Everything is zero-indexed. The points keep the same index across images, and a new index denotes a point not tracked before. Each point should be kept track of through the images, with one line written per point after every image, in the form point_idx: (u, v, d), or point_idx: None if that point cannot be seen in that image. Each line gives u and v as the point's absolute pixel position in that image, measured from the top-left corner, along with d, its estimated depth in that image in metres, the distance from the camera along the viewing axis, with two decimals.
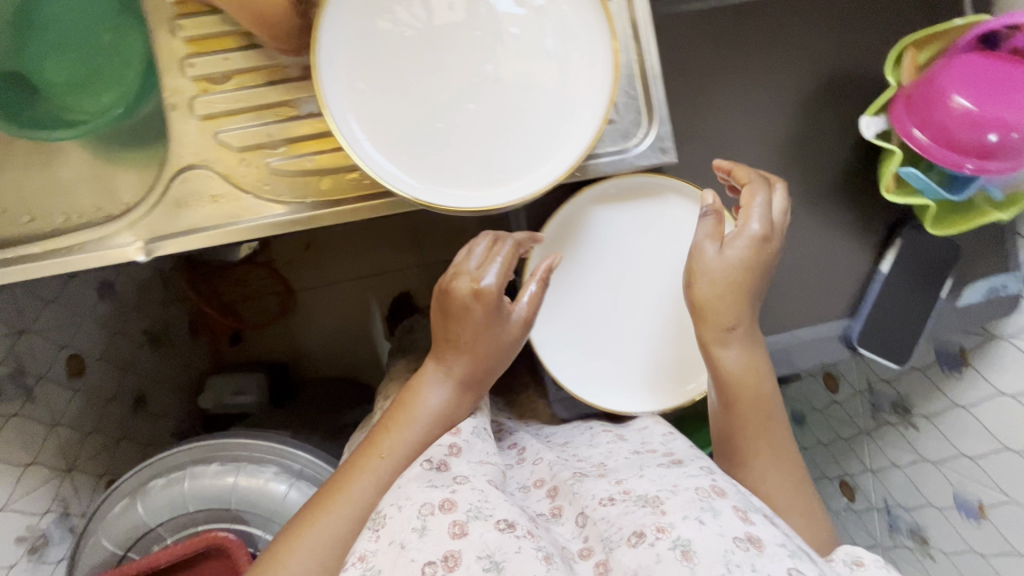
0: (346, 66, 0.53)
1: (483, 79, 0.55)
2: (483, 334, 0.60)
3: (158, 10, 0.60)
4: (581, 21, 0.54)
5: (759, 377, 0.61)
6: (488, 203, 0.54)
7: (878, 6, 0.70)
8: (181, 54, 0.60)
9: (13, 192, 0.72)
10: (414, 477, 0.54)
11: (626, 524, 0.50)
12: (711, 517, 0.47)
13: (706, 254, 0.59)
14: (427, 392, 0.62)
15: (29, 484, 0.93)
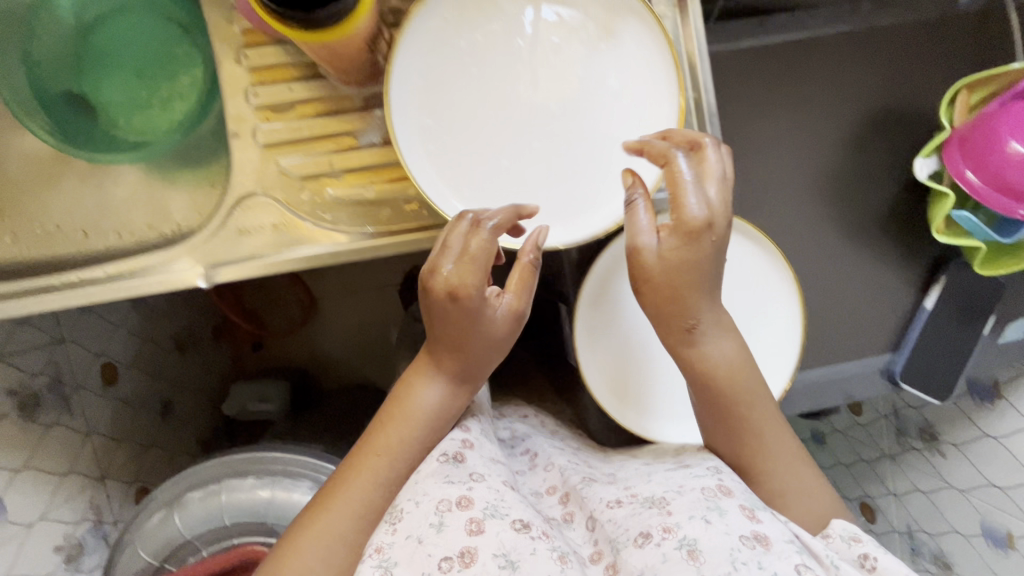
0: (416, 104, 0.54)
1: (548, 117, 0.55)
2: (471, 331, 0.52)
3: (224, 39, 0.61)
4: (645, 63, 0.55)
5: (727, 378, 0.54)
6: (551, 240, 0.55)
7: (927, 46, 0.71)
8: (245, 82, 0.61)
9: (67, 210, 0.73)
10: (430, 473, 0.53)
11: (633, 525, 0.50)
12: (718, 517, 0.48)
13: (644, 254, 0.50)
14: (418, 390, 0.55)
15: (66, 493, 0.94)
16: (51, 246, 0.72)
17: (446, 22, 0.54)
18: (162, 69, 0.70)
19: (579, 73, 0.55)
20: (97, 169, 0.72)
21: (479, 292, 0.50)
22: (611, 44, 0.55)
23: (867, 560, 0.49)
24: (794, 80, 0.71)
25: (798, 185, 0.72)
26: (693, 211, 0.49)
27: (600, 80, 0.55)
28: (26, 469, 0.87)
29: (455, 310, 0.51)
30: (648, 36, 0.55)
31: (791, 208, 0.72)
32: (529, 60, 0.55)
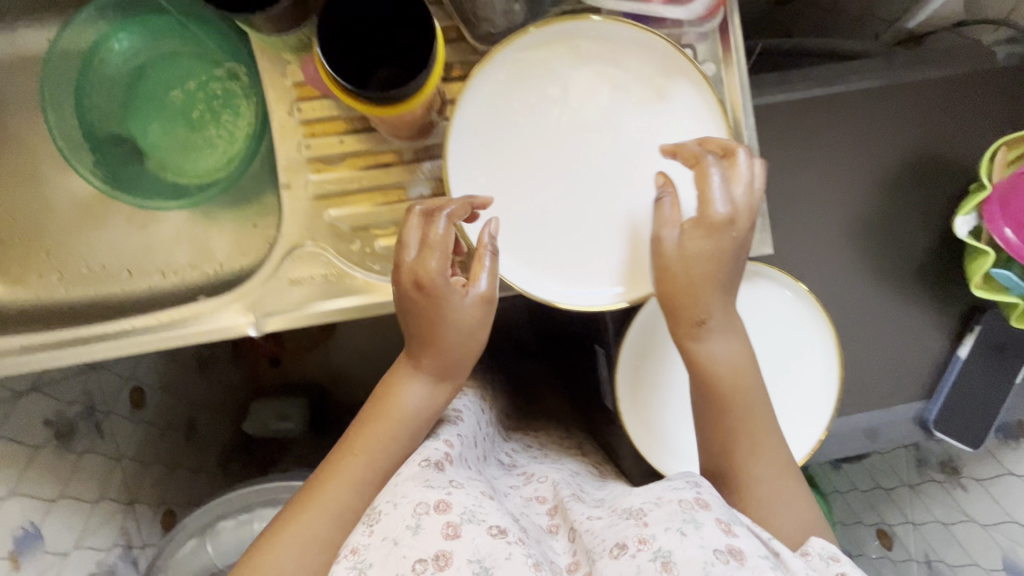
0: (470, 166, 0.55)
1: (598, 177, 0.56)
2: (443, 322, 0.53)
3: (277, 92, 0.62)
4: (696, 124, 0.56)
5: (726, 380, 0.54)
6: (598, 300, 0.56)
7: (965, 98, 0.72)
8: (297, 134, 0.62)
9: (113, 250, 0.74)
10: (410, 476, 0.51)
11: (610, 536, 0.48)
12: (693, 529, 0.45)
13: (664, 245, 0.53)
14: (401, 390, 0.55)
15: (98, 520, 0.95)
16: (96, 286, 0.73)
17: (503, 85, 0.55)
18: (209, 112, 0.71)
19: (630, 133, 0.56)
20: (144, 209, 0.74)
21: (442, 277, 0.52)
22: (662, 105, 0.56)
23: None
24: (835, 130, 0.71)
25: (834, 233, 0.73)
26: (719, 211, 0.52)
27: (651, 141, 0.56)
28: (61, 498, 0.88)
29: (424, 298, 0.52)
30: (700, 99, 0.56)
31: (826, 255, 0.73)
32: (581, 122, 0.56)
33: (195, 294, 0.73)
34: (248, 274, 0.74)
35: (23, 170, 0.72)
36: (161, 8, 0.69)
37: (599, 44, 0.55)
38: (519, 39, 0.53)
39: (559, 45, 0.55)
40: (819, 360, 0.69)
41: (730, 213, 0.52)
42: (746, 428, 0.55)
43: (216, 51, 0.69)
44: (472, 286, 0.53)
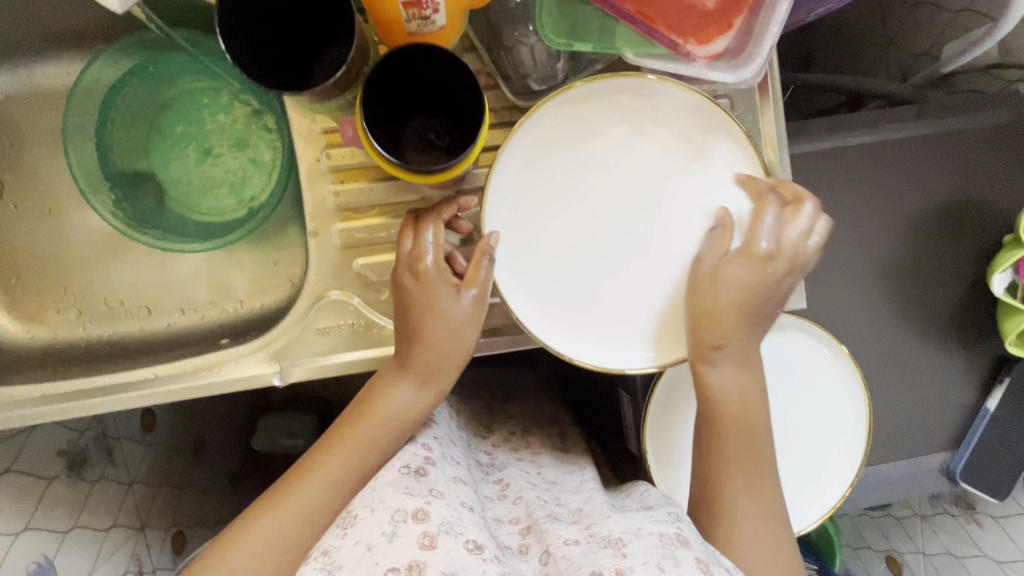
0: (505, 227, 0.54)
1: (636, 235, 0.55)
2: (433, 320, 0.54)
3: (306, 139, 0.60)
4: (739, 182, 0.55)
5: (735, 411, 0.53)
6: (633, 362, 0.55)
7: (998, 149, 0.71)
8: (326, 179, 0.60)
9: (131, 286, 0.72)
10: (389, 482, 0.49)
11: (586, 563, 0.45)
12: (672, 566, 0.44)
13: (700, 265, 0.53)
14: (388, 393, 0.55)
15: (111, 547, 0.94)
16: (114, 324, 0.72)
17: (541, 140, 0.54)
18: (232, 150, 0.69)
19: (670, 191, 0.55)
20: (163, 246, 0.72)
21: (436, 266, 0.54)
22: (704, 163, 0.55)
23: None
24: (864, 179, 0.71)
25: (866, 282, 0.72)
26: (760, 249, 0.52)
27: (691, 199, 0.55)
28: (74, 528, 0.88)
29: (414, 286, 0.54)
30: (742, 158, 0.54)
31: (857, 303, 0.72)
32: (620, 182, 0.55)
33: (215, 333, 0.72)
34: (269, 313, 0.72)
35: (40, 206, 0.71)
36: (184, 48, 0.67)
37: (641, 100, 0.54)
38: (560, 96, 0.52)
39: (600, 100, 0.53)
40: (853, 415, 0.67)
41: (772, 250, 0.52)
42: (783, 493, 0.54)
43: (241, 90, 0.68)
44: (465, 287, 0.54)
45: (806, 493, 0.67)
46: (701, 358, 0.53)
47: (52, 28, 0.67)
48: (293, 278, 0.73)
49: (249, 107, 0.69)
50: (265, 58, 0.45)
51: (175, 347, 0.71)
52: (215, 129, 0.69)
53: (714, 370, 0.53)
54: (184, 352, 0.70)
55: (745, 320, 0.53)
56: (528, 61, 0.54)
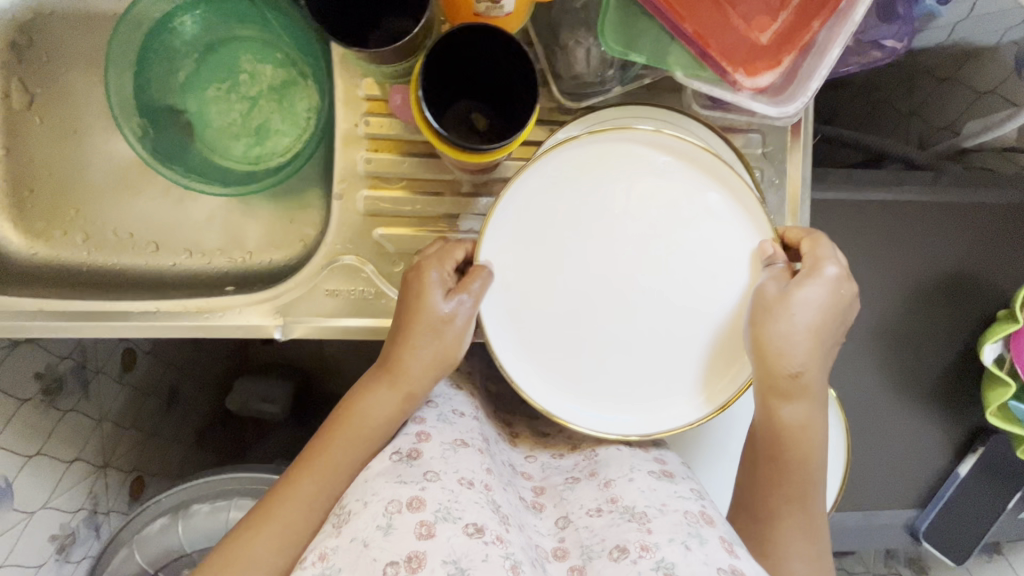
0: (503, 254, 0.57)
1: (624, 287, 0.58)
2: (429, 335, 0.55)
3: (349, 101, 0.61)
4: (732, 247, 0.57)
5: (795, 437, 0.54)
6: (603, 428, 0.57)
7: (1005, 229, 0.74)
8: (360, 146, 0.61)
9: (142, 221, 0.72)
10: (382, 473, 0.50)
11: (610, 537, 0.49)
12: (698, 545, 0.47)
13: (764, 293, 0.54)
14: (370, 399, 0.56)
15: (70, 481, 0.92)
16: (118, 254, 0.71)
17: (549, 180, 0.56)
18: (269, 113, 0.70)
19: (667, 254, 0.57)
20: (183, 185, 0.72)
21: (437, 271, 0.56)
22: (709, 222, 0.57)
23: None
24: (870, 246, 0.73)
25: (858, 354, 0.74)
26: (828, 272, 0.54)
27: (683, 264, 0.58)
28: (38, 455, 0.86)
29: (417, 290, 0.56)
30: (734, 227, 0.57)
31: (850, 361, 0.75)
32: (619, 231, 0.57)
33: (220, 279, 0.72)
34: (278, 269, 0.73)
35: (64, 126, 0.70)
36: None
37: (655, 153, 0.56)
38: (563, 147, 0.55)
39: (612, 150, 0.56)
40: (831, 463, 0.69)
41: (841, 274, 0.54)
42: (756, 521, 0.55)
43: (294, 51, 0.69)
44: (455, 291, 0.55)
45: None
46: (768, 397, 0.54)
47: None
48: (306, 239, 0.73)
49: (298, 66, 0.69)
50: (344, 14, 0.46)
51: (179, 287, 0.70)
52: (258, 80, 0.69)
53: (785, 404, 0.54)
54: (187, 293, 0.69)
55: (820, 346, 0.54)
56: (582, 63, 0.56)
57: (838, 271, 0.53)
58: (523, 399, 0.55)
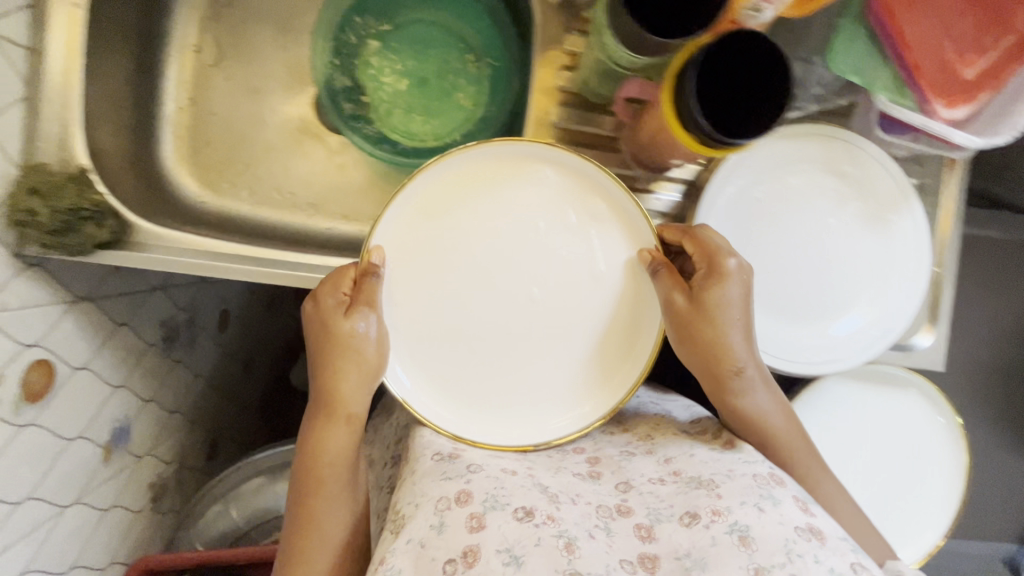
0: (393, 272, 0.57)
1: (519, 294, 0.58)
2: (340, 357, 0.53)
3: (545, 93, 0.64)
4: (616, 242, 0.58)
5: (779, 425, 0.54)
6: (508, 440, 0.57)
7: None
8: (549, 134, 0.65)
9: (305, 182, 0.75)
10: (427, 473, 0.50)
11: (678, 503, 0.47)
12: (771, 506, 0.44)
13: (677, 303, 0.54)
14: (310, 444, 0.54)
15: (169, 431, 0.93)
16: (280, 211, 0.74)
17: (438, 188, 0.57)
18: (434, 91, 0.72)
19: (557, 275, 0.58)
20: (347, 152, 0.75)
21: (335, 300, 0.54)
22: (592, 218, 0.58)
23: None
24: (985, 289, 0.75)
25: (952, 391, 0.77)
26: (730, 264, 0.54)
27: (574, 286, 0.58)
28: (152, 401, 0.86)
29: (315, 319, 0.55)
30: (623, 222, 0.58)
31: (964, 395, 0.77)
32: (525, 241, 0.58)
33: None
34: None
35: (246, 84, 0.73)
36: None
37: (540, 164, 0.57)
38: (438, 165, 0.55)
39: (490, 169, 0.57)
40: (950, 488, 0.71)
41: (740, 263, 0.54)
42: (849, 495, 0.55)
43: (483, 41, 0.72)
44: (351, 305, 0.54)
45: (907, 532, 0.70)
46: (725, 397, 0.55)
47: None
48: None
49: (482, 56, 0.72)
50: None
51: (337, 247, 0.72)
52: (442, 64, 0.72)
53: (743, 400, 0.54)
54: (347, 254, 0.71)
55: (750, 338, 0.54)
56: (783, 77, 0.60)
57: (735, 266, 0.53)
58: (415, 415, 0.54)
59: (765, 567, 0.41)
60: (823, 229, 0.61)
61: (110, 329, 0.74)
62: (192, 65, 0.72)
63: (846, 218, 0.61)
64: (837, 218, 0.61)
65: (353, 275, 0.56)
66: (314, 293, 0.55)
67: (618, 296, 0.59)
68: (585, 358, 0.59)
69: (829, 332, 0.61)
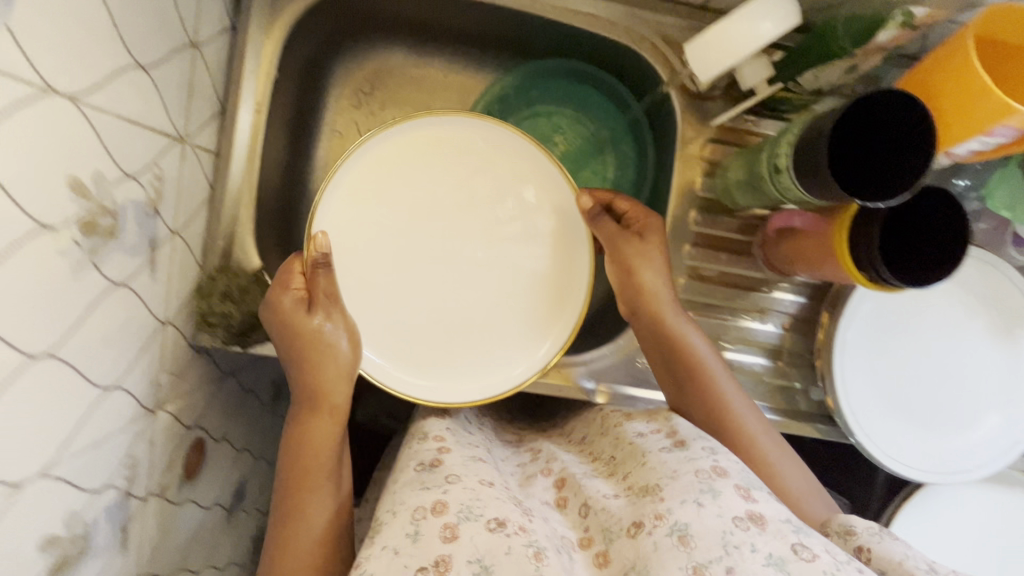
0: (343, 250, 0.60)
1: (464, 258, 0.63)
2: (317, 355, 0.55)
3: (685, 198, 0.67)
4: (546, 202, 0.63)
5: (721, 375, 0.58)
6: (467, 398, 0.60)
7: None
8: (687, 238, 0.68)
9: None
10: (407, 484, 0.51)
11: (627, 514, 0.46)
12: (710, 500, 0.44)
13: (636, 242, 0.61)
14: (297, 436, 0.54)
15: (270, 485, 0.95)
16: None
17: (377, 163, 0.60)
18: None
19: (499, 237, 0.63)
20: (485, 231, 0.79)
21: (286, 299, 0.55)
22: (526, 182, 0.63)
23: (862, 551, 0.45)
24: None
25: None
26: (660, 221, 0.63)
27: (514, 259, 0.63)
28: (261, 460, 0.88)
29: (272, 318, 0.55)
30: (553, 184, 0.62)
31: None
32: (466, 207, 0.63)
33: None
34: None
35: None
36: (596, 77, 0.72)
37: (479, 137, 0.61)
38: (383, 137, 0.59)
39: (431, 146, 0.61)
40: None
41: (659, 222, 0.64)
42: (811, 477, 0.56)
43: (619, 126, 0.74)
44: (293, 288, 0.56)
45: None
46: (681, 354, 0.59)
47: (459, 31, 0.69)
48: None
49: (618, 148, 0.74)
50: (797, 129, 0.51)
51: None
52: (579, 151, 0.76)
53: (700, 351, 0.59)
54: None
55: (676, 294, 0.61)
56: None
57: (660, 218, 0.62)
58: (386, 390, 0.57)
59: (703, 564, 0.40)
60: (955, 342, 0.64)
61: (240, 398, 0.76)
62: (337, 149, 0.74)
63: (977, 332, 0.64)
64: (965, 333, 0.64)
65: (302, 270, 0.57)
66: (269, 295, 0.55)
67: (551, 261, 0.63)
68: (516, 318, 0.63)
69: (963, 443, 0.64)
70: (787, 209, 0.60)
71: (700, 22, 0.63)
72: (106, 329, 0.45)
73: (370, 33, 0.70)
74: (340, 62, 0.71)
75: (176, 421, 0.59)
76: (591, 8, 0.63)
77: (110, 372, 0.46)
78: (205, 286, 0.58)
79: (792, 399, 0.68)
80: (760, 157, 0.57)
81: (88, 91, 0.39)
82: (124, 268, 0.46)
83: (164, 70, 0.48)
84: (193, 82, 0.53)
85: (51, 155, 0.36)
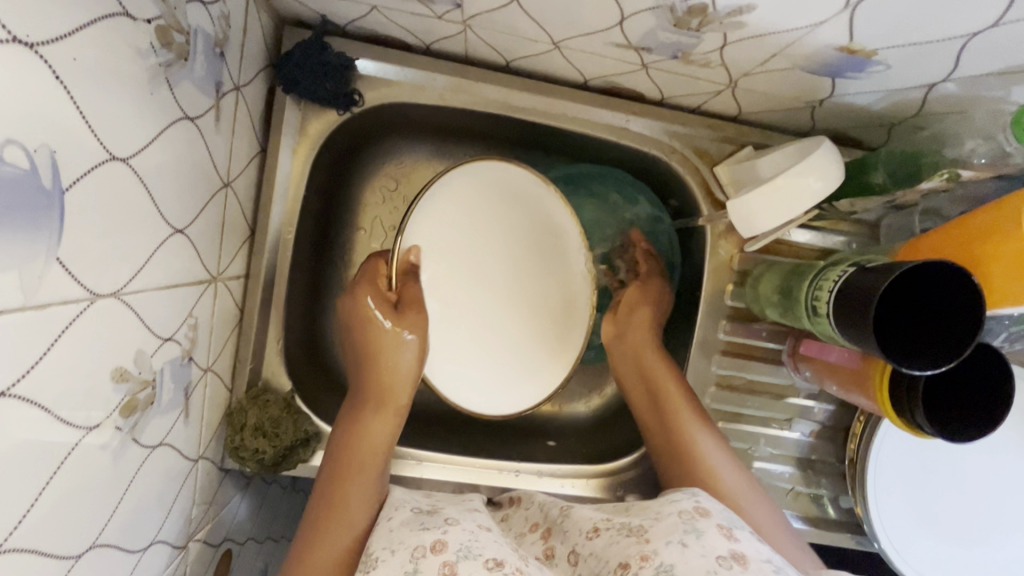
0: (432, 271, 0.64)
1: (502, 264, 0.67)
2: (391, 349, 0.59)
3: (715, 309, 0.67)
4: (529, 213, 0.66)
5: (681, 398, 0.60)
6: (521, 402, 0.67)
7: None
8: (716, 348, 0.68)
9: None
10: (404, 523, 0.46)
11: (612, 557, 0.42)
12: (694, 539, 0.40)
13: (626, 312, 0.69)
14: (359, 426, 0.57)
15: None
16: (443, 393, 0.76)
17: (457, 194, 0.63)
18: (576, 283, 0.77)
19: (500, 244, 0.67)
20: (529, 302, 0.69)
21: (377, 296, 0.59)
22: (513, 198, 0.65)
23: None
24: None
25: None
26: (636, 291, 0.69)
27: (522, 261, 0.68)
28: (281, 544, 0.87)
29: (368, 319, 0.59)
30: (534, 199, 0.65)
31: None
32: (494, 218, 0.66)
33: (539, 430, 0.76)
34: (586, 421, 0.77)
35: None
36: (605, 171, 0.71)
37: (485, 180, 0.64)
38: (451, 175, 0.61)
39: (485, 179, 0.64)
40: None
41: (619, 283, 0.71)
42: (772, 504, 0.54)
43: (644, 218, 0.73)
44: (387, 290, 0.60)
45: None
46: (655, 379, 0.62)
47: (490, 138, 0.69)
48: (605, 391, 0.78)
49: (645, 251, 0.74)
50: (838, 277, 0.50)
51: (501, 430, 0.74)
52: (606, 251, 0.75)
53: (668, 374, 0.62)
54: (510, 439, 0.73)
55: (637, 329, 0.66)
56: None
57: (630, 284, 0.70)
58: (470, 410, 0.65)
59: None
60: (990, 462, 0.63)
61: (265, 489, 0.75)
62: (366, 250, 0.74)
63: (1013, 450, 0.63)
64: (996, 447, 0.63)
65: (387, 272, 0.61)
66: (364, 291, 0.60)
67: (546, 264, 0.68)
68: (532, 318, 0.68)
69: (989, 552, 0.63)
70: (821, 340, 0.59)
71: (734, 136, 0.63)
72: (145, 492, 0.44)
73: (397, 138, 0.69)
74: (368, 166, 0.70)
75: (205, 546, 0.58)
76: (624, 122, 0.63)
77: (145, 533, 0.46)
78: (234, 417, 0.57)
79: (821, 506, 0.68)
80: (799, 286, 0.56)
81: (130, 279, 0.39)
82: (159, 430, 0.45)
83: (199, 221, 0.47)
84: (225, 217, 0.53)
85: (97, 348, 0.36)
